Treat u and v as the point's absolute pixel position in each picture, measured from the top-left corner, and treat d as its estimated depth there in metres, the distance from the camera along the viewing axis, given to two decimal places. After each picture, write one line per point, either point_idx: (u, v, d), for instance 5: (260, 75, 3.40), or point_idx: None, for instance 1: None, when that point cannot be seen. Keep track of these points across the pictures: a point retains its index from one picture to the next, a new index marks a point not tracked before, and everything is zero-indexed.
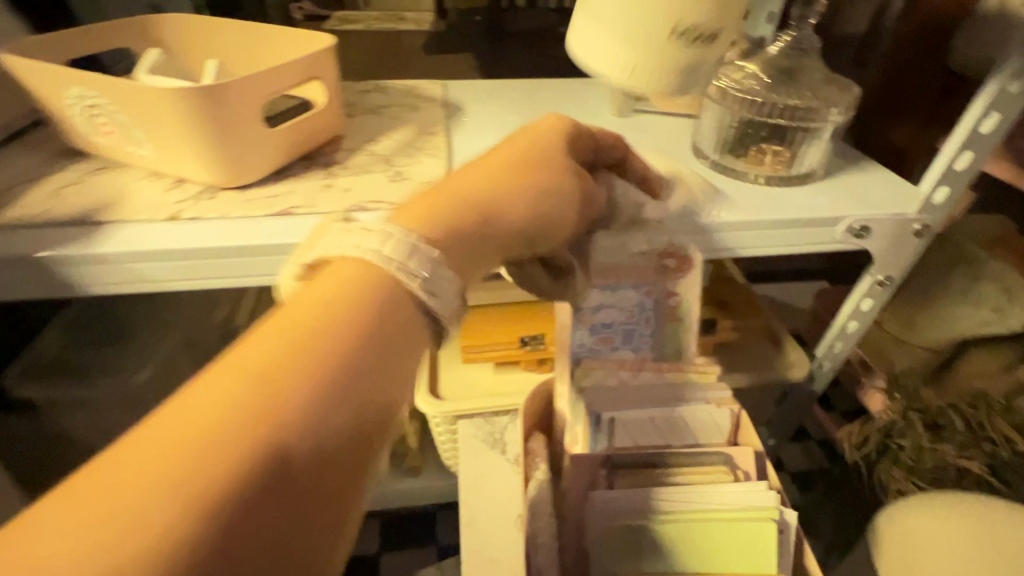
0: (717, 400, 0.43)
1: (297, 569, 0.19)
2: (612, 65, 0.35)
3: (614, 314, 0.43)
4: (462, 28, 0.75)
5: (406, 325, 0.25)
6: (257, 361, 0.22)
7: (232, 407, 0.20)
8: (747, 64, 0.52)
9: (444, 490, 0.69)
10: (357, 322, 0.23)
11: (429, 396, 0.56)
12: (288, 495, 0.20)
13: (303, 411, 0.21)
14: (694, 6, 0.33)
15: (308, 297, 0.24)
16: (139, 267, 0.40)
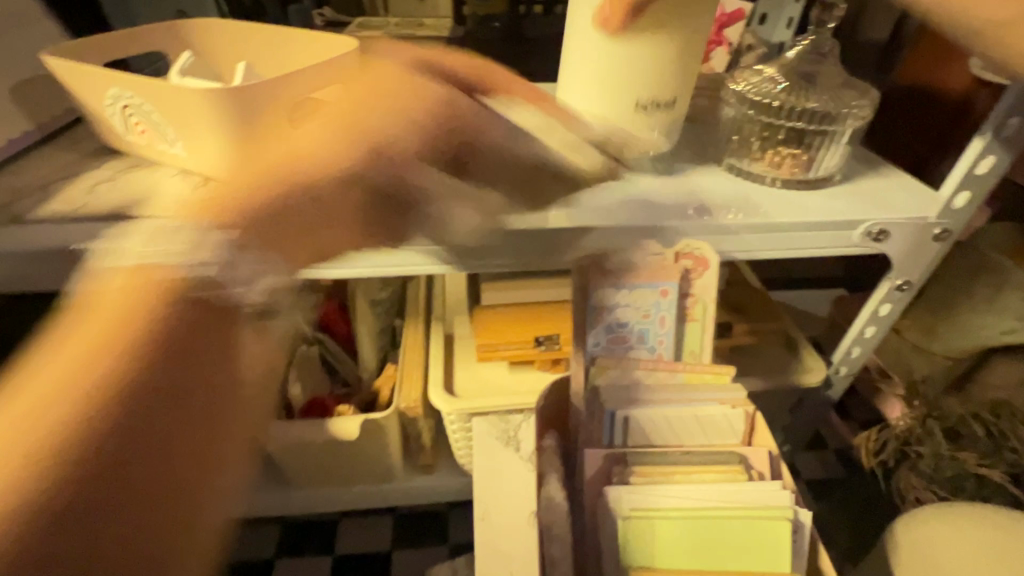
0: (732, 400, 0.42)
1: (179, 455, 0.25)
2: (607, 117, 0.48)
3: (630, 314, 0.45)
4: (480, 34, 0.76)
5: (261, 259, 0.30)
6: (116, 308, 0.26)
7: (102, 347, 0.25)
8: (765, 69, 0.53)
9: (456, 488, 0.70)
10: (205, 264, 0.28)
11: (445, 393, 0.58)
12: (159, 405, 0.25)
13: (160, 341, 0.26)
14: (652, 85, 0.46)
15: (149, 252, 0.28)
16: None
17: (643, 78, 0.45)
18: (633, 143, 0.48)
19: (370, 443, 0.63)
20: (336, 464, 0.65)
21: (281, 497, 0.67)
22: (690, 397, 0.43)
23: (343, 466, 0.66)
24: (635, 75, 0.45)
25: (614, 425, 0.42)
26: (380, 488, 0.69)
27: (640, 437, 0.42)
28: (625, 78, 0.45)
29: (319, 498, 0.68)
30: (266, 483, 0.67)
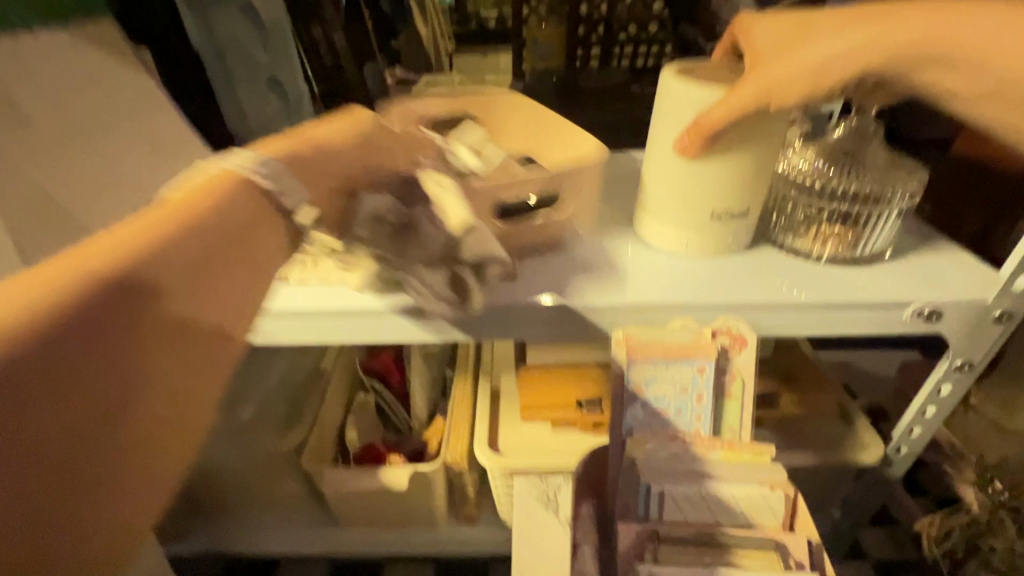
0: (770, 482, 0.43)
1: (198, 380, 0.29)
2: (662, 210, 0.52)
3: (667, 389, 0.46)
4: (537, 86, 0.87)
5: (267, 238, 0.34)
6: (199, 238, 0.30)
7: (190, 258, 0.29)
8: (807, 149, 0.55)
9: (497, 540, 0.71)
10: (244, 211, 0.33)
11: (489, 450, 0.60)
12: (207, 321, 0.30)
13: (222, 268, 0.31)
14: (722, 200, 0.50)
15: (209, 190, 0.33)
16: (279, 321, 0.48)
17: (711, 196, 0.50)
18: (706, 247, 0.52)
19: (418, 492, 0.66)
20: (385, 509, 0.69)
21: (331, 538, 0.70)
22: (727, 475, 0.43)
23: (390, 511, 0.69)
24: (708, 189, 0.50)
25: (652, 495, 0.43)
26: (424, 536, 0.71)
27: (674, 511, 0.43)
28: (695, 189, 0.50)
29: (365, 541, 0.71)
30: (318, 521, 0.71)
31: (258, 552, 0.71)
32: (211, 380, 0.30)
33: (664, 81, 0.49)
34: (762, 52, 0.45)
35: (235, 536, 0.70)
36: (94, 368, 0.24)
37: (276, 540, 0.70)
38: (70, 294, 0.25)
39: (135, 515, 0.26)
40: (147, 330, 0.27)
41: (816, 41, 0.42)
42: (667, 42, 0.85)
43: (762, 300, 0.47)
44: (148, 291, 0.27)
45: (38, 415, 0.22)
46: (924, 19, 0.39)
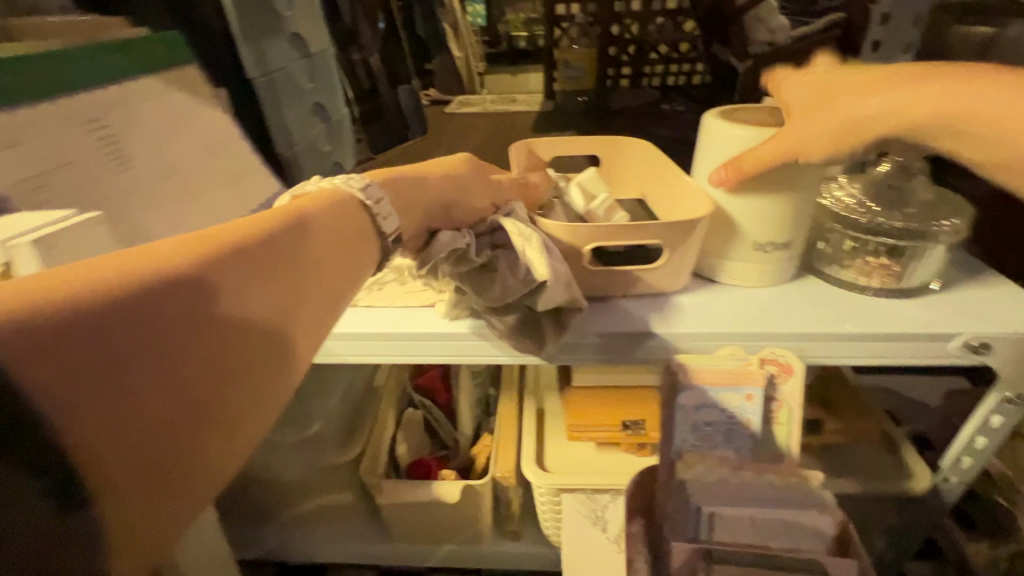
0: (820, 507, 0.45)
1: (288, 364, 0.31)
2: (708, 242, 0.55)
3: (715, 414, 0.49)
4: (566, 105, 0.93)
5: (355, 258, 0.39)
6: (304, 240, 0.35)
7: (297, 255, 0.34)
8: (851, 184, 0.57)
9: (541, 558, 0.73)
10: (342, 227, 0.38)
11: (537, 468, 0.63)
12: (305, 313, 0.33)
13: (319, 270, 0.35)
14: (765, 233, 0.53)
15: (319, 203, 0.38)
16: (350, 344, 0.53)
17: (755, 229, 0.53)
18: (750, 276, 0.55)
19: (465, 508, 0.70)
20: (433, 523, 0.72)
21: (381, 548, 0.74)
22: (776, 499, 0.46)
23: (438, 526, 0.72)
24: (751, 225, 0.53)
25: (702, 519, 0.46)
26: (470, 550, 0.74)
27: (725, 533, 0.46)
28: (741, 221, 0.53)
29: (415, 553, 0.74)
30: (371, 532, 0.75)
31: (314, 558, 0.75)
32: (296, 371, 0.32)
33: (711, 124, 0.53)
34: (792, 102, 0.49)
35: (292, 542, 0.75)
36: (222, 318, 0.27)
37: (331, 548, 0.74)
38: (242, 254, 0.30)
39: (228, 467, 0.27)
40: (278, 304, 0.31)
41: (843, 98, 0.45)
42: (698, 60, 0.86)
43: (811, 330, 0.48)
44: (284, 274, 0.32)
45: (214, 342, 0.27)
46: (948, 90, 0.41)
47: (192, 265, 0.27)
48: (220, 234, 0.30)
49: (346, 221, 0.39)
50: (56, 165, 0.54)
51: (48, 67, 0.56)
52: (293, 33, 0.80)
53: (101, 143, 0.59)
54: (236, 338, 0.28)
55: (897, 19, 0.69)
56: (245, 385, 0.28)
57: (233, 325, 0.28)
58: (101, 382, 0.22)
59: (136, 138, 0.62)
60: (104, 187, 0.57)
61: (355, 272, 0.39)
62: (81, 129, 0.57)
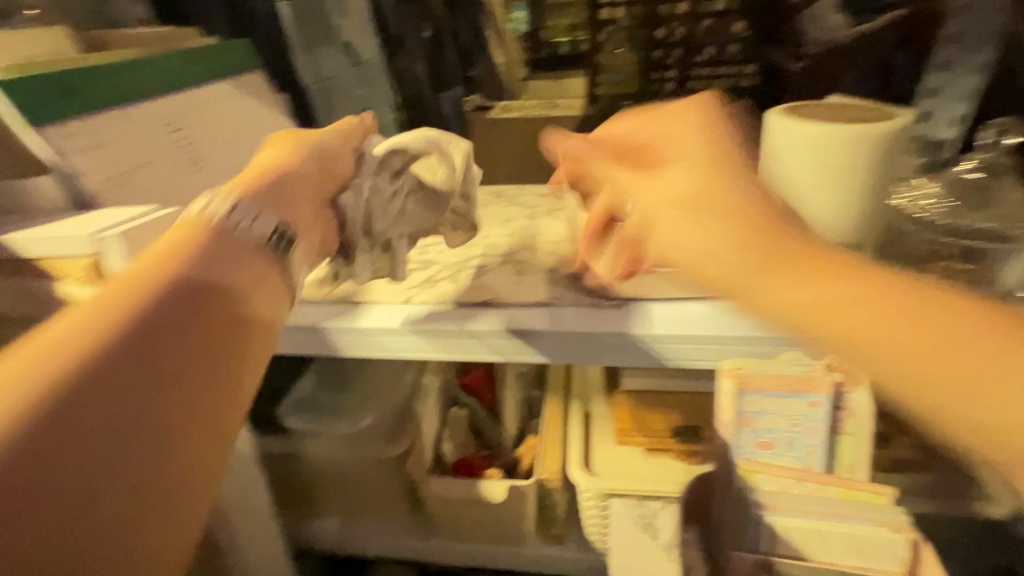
0: (895, 525, 0.42)
1: (230, 376, 0.36)
2: None
3: (777, 421, 0.47)
4: (608, 110, 0.86)
5: (262, 266, 0.42)
6: (199, 273, 0.38)
7: (196, 291, 0.37)
8: (924, 185, 0.55)
9: (582, 564, 0.73)
10: (232, 245, 0.41)
11: (584, 471, 0.62)
12: (227, 332, 0.37)
13: (229, 291, 0.38)
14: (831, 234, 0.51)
15: (195, 235, 0.40)
16: (409, 339, 0.54)
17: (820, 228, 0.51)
18: None
19: (508, 509, 0.70)
20: (475, 523, 0.72)
21: (424, 545, 0.74)
22: (847, 513, 0.43)
23: (477, 525, 0.72)
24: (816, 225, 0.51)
25: (764, 529, 0.45)
26: (512, 552, 0.74)
27: (789, 545, 0.45)
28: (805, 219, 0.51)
29: (456, 552, 0.74)
30: (412, 530, 0.76)
31: (359, 552, 0.76)
32: (244, 379, 0.37)
33: (771, 122, 0.51)
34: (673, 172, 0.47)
35: (337, 534, 0.77)
36: (134, 373, 0.31)
37: (373, 543, 0.76)
38: (156, 302, 0.35)
39: (205, 483, 0.32)
40: (195, 338, 0.35)
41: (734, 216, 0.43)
42: (749, 62, 0.79)
43: None
44: (202, 297, 0.37)
45: (155, 369, 0.32)
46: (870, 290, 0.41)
47: (96, 351, 0.31)
48: (109, 309, 0.34)
49: (229, 241, 0.41)
50: (138, 164, 0.58)
51: (133, 75, 0.61)
52: (346, 42, 0.87)
53: (178, 145, 0.62)
54: (160, 381, 0.32)
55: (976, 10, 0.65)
56: (194, 386, 0.33)
57: (147, 375, 0.32)
58: (33, 478, 0.27)
59: (208, 141, 0.66)
60: (179, 184, 0.60)
61: (271, 278, 0.42)
62: (157, 130, 0.61)
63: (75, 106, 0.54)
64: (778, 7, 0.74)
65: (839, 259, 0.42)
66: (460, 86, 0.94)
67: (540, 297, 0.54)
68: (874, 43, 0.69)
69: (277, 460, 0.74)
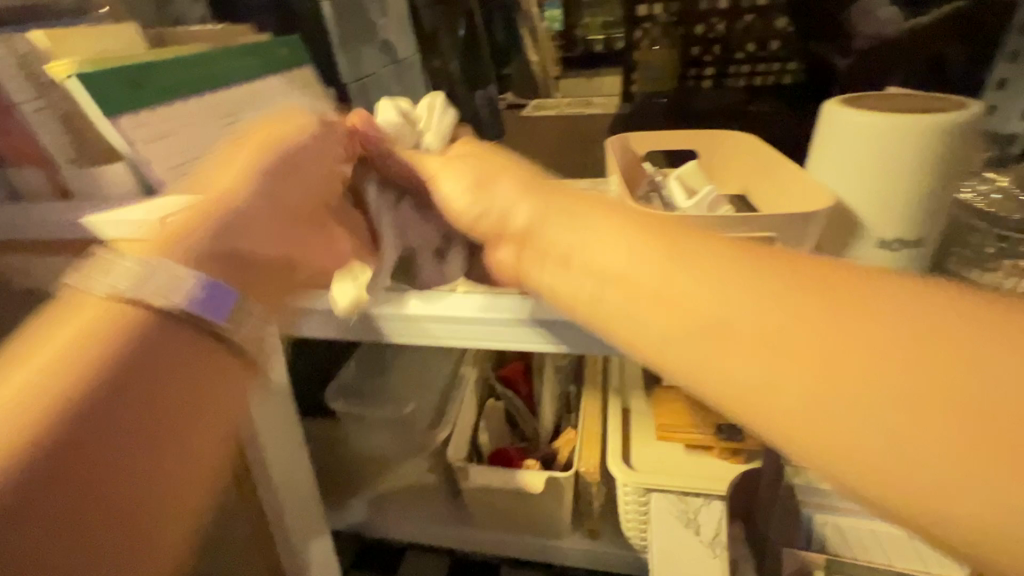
0: None
1: (162, 499, 0.34)
2: (827, 233, 0.52)
3: None
4: (646, 106, 0.84)
5: (204, 354, 0.37)
6: (128, 381, 0.34)
7: (120, 409, 0.33)
8: (994, 177, 0.52)
9: (617, 559, 0.72)
10: (166, 331, 0.36)
11: (623, 465, 0.62)
12: (163, 449, 0.34)
13: (169, 399, 0.35)
14: (892, 228, 0.49)
15: (117, 316, 0.35)
16: (470, 327, 0.54)
17: (881, 218, 0.49)
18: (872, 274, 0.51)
19: (544, 501, 0.70)
20: (509, 512, 0.73)
21: (460, 533, 0.75)
22: None
23: (512, 516, 0.73)
24: (876, 215, 0.49)
25: None
26: (548, 544, 0.74)
27: None
28: (865, 205, 0.49)
29: (490, 542, 0.75)
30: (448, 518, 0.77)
31: (396, 537, 0.78)
32: (192, 496, 0.36)
33: (828, 112, 0.50)
34: (580, 211, 0.40)
35: (375, 518, 0.78)
36: (58, 521, 0.31)
37: (408, 528, 0.77)
38: (62, 420, 0.32)
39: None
40: (114, 475, 0.33)
41: (668, 256, 0.35)
42: (791, 59, 0.76)
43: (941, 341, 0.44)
44: (122, 415, 0.33)
45: (61, 507, 0.31)
46: (834, 339, 0.29)
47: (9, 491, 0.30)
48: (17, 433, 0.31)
49: (166, 329, 0.36)
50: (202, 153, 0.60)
51: (199, 68, 0.64)
52: (384, 41, 0.87)
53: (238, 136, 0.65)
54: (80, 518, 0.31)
55: None
56: (120, 515, 0.33)
57: (65, 517, 0.31)
58: None
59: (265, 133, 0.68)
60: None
61: (217, 362, 0.38)
62: (212, 122, 0.62)
63: (149, 96, 0.58)
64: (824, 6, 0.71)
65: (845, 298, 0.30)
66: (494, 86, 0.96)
67: None
68: (927, 39, 0.67)
69: (318, 444, 0.76)
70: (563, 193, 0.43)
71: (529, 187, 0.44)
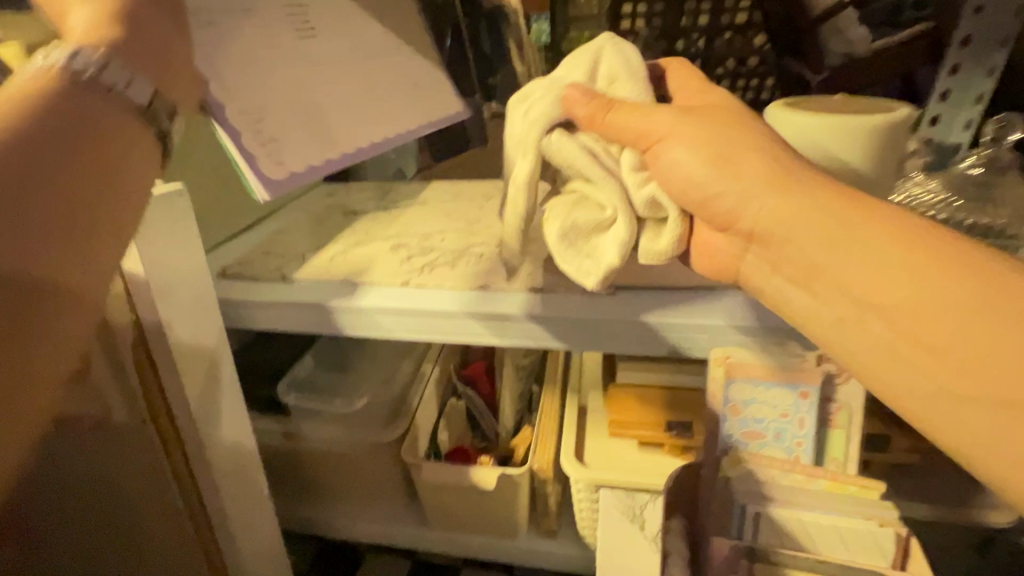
0: (880, 518, 0.42)
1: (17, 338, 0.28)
2: None
3: (766, 411, 0.46)
4: None
5: (121, 137, 0.33)
6: (37, 173, 0.28)
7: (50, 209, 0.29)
8: (931, 179, 0.53)
9: (575, 561, 0.72)
10: (87, 134, 0.31)
11: (576, 461, 0.63)
12: (60, 264, 0.29)
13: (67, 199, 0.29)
14: None
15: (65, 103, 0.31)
16: (534, 326, 0.50)
17: None
18: None
19: (502, 496, 0.69)
20: (468, 512, 0.72)
21: (418, 533, 0.74)
22: (828, 506, 0.43)
23: (469, 515, 0.72)
24: None
25: (744, 519, 0.44)
26: (505, 543, 0.73)
27: (771, 537, 0.43)
28: None
29: (448, 544, 0.74)
30: (406, 518, 0.76)
31: (352, 538, 0.77)
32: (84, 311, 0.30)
33: (775, 112, 0.51)
34: (882, 241, 0.34)
35: (333, 517, 0.77)
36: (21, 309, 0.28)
37: (367, 529, 0.76)
38: None
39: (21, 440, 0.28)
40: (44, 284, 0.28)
41: (1007, 323, 0.30)
42: (769, 74, 0.75)
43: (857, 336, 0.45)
44: None
45: None
46: (969, 322, 0.31)
47: None
48: (32, 217, 0.28)
49: (80, 94, 0.32)
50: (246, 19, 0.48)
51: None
52: None
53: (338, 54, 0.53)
54: None
55: (992, 9, 0.60)
56: None
57: None
58: None
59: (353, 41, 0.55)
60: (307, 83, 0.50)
61: (118, 149, 0.33)
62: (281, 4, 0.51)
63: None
64: (798, 26, 0.67)
65: (967, 272, 0.32)
66: (479, 96, 0.88)
67: (539, 283, 0.53)
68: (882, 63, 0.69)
69: (272, 441, 0.74)
70: (840, 200, 0.36)
71: (791, 194, 0.37)
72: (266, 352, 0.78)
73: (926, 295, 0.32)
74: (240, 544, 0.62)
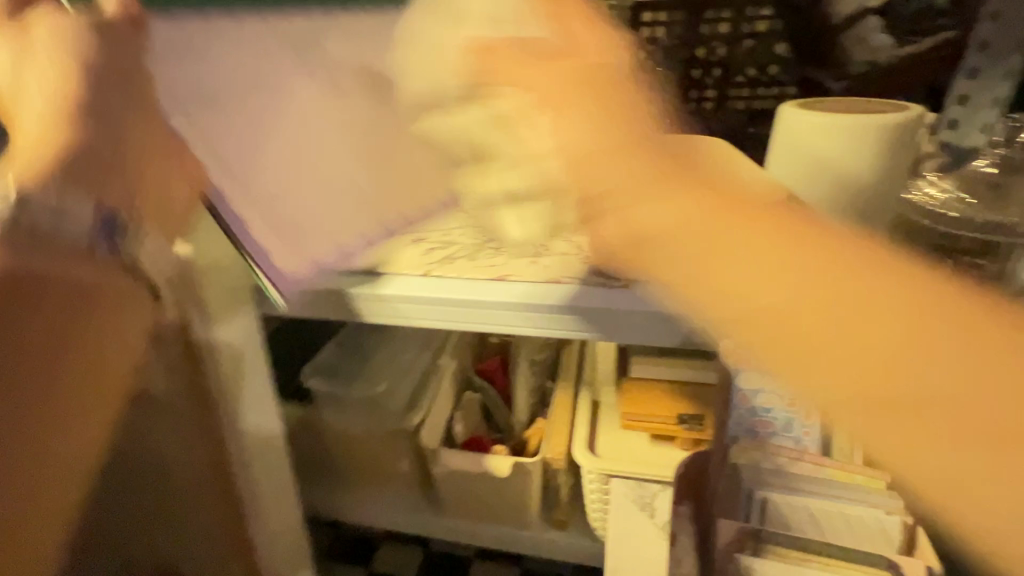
0: (886, 506, 0.42)
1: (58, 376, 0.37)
2: None
3: (776, 401, 0.47)
4: None
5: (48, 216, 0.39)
6: None
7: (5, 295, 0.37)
8: (944, 179, 0.55)
9: (586, 551, 0.73)
10: None
11: (587, 451, 0.64)
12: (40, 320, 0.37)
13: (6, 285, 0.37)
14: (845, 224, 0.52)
15: None
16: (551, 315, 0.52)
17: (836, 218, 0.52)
18: None
19: (515, 485, 0.71)
20: (482, 501, 0.74)
21: (433, 521, 0.76)
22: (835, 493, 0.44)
23: (482, 504, 0.74)
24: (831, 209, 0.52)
25: (752, 503, 0.45)
26: (518, 533, 0.75)
27: (778, 522, 0.44)
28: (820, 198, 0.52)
29: (462, 532, 0.76)
30: (421, 507, 0.78)
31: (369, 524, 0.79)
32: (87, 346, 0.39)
33: (787, 114, 0.51)
34: (761, 227, 0.36)
35: (350, 503, 0.79)
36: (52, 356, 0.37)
37: (383, 515, 0.78)
38: None
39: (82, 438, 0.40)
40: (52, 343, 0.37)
41: (919, 349, 0.32)
42: (788, 82, 0.71)
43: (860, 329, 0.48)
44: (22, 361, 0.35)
45: None
46: (870, 315, 0.34)
47: None
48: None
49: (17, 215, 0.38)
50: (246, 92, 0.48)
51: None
52: None
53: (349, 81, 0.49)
54: None
55: (1010, 15, 0.62)
56: None
57: None
58: None
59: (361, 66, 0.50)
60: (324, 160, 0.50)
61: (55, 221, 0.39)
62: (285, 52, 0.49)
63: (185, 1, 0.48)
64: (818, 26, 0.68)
65: (821, 261, 0.35)
66: None
67: (555, 274, 0.54)
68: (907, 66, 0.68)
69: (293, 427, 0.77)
70: (736, 207, 0.37)
71: (694, 209, 0.37)
72: (285, 343, 0.81)
73: (813, 293, 0.34)
74: (268, 520, 0.68)
